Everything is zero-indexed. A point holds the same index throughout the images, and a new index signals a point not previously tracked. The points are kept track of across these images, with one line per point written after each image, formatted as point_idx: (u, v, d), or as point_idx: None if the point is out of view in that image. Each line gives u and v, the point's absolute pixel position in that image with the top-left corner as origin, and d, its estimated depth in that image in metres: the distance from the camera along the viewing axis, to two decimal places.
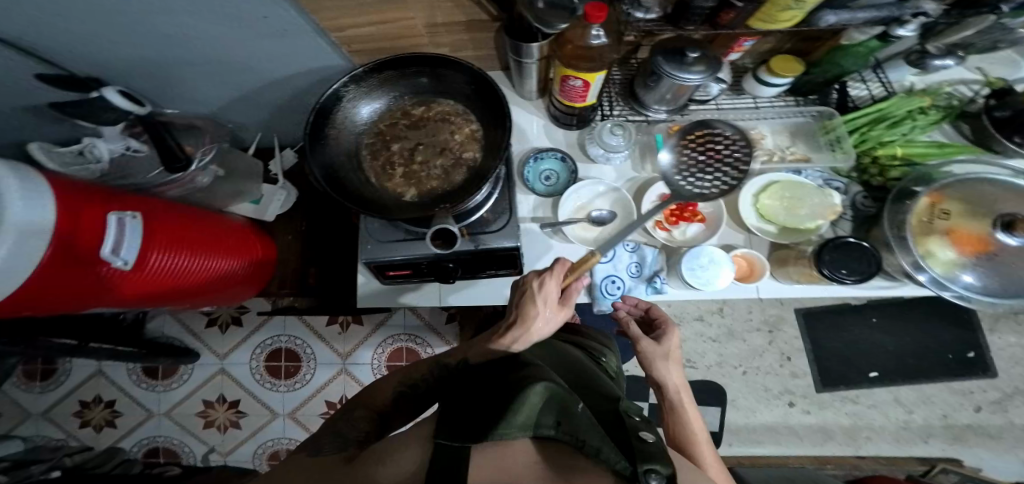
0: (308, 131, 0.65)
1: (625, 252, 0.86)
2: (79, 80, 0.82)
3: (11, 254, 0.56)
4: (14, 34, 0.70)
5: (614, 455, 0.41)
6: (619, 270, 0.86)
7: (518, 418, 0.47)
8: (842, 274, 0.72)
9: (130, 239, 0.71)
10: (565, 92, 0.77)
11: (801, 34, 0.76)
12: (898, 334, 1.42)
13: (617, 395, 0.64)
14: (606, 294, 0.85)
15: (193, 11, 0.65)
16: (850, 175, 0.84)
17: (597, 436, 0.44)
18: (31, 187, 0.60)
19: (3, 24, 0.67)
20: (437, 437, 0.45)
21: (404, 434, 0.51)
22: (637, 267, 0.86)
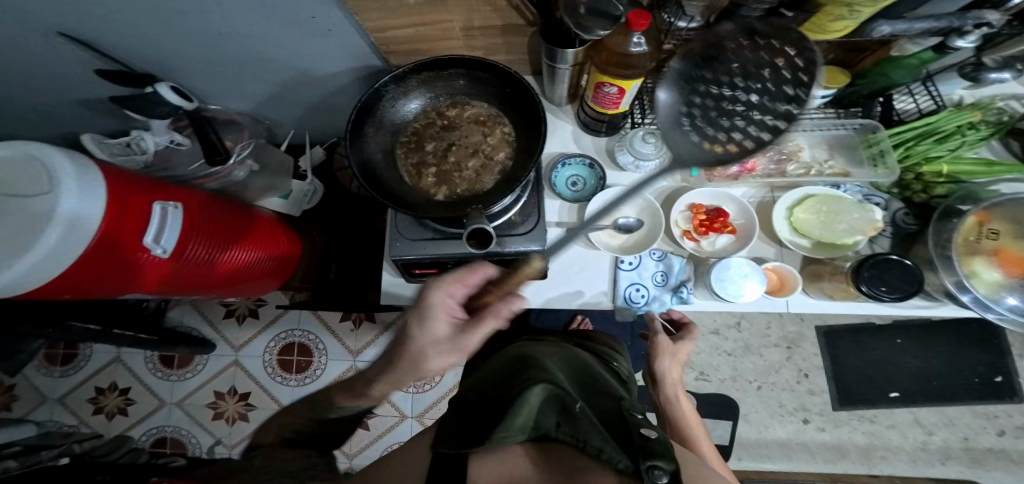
0: (349, 128, 0.67)
1: (651, 260, 0.85)
2: (136, 76, 0.87)
3: (60, 242, 0.63)
4: (73, 24, 0.73)
5: (615, 455, 0.45)
6: (644, 278, 0.84)
7: (518, 422, 0.50)
8: (881, 291, 0.71)
9: (170, 228, 0.80)
10: (598, 98, 0.78)
11: (846, 45, 0.75)
12: (922, 354, 1.39)
13: (619, 394, 0.65)
14: (630, 301, 0.83)
15: (245, 9, 0.67)
16: (891, 191, 0.83)
17: (597, 436, 0.47)
18: (85, 179, 0.68)
19: (65, 16, 0.71)
20: (438, 447, 0.49)
21: (411, 446, 0.54)
22: (662, 277, 0.85)
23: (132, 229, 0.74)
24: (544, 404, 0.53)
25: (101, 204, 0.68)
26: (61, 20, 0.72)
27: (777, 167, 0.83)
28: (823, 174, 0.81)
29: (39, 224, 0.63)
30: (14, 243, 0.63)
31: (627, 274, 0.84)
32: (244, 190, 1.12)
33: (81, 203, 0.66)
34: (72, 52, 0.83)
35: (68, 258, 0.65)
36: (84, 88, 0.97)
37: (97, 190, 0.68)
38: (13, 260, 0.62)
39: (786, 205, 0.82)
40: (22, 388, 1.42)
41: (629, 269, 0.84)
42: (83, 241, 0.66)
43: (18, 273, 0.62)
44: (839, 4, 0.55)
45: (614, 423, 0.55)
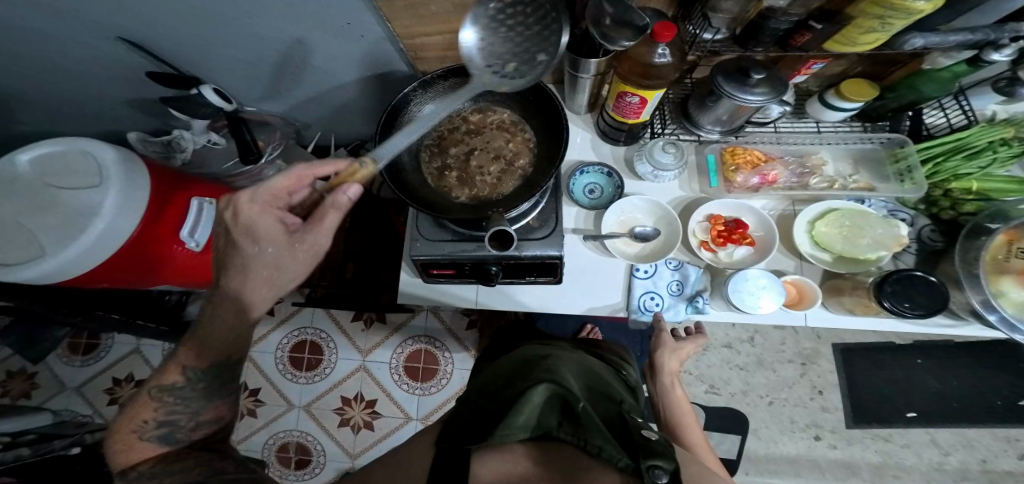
0: (378, 130, 0.70)
1: (667, 269, 0.84)
2: (180, 78, 0.91)
3: (102, 236, 0.76)
4: (128, 24, 0.78)
5: (615, 453, 0.46)
6: (659, 286, 0.83)
7: (520, 420, 0.51)
8: (905, 307, 0.70)
9: (202, 223, 0.90)
10: (618, 108, 0.78)
11: (877, 57, 0.75)
12: (939, 373, 1.36)
13: (620, 397, 0.66)
14: (643, 309, 0.82)
15: (288, 14, 0.72)
16: (918, 207, 0.82)
17: (598, 434, 0.49)
18: (131, 183, 0.81)
19: (123, 16, 0.76)
20: (439, 443, 0.52)
21: (417, 445, 0.56)
22: (679, 286, 0.84)
23: (168, 227, 0.86)
24: (547, 402, 0.54)
25: (143, 206, 0.81)
26: (117, 20, 0.77)
27: (800, 179, 0.85)
28: (847, 188, 0.82)
29: (88, 219, 0.76)
30: (62, 232, 0.75)
31: (641, 281, 0.83)
32: None
33: (126, 205, 0.78)
34: (115, 50, 0.86)
35: (107, 250, 0.77)
36: (122, 87, 1.00)
37: (137, 194, 0.80)
38: (63, 247, 0.74)
39: (808, 218, 0.81)
40: (42, 375, 1.45)
41: (644, 277, 0.83)
42: (121, 235, 0.78)
43: (65, 259, 0.73)
44: (870, 16, 0.55)
45: (615, 424, 0.57)
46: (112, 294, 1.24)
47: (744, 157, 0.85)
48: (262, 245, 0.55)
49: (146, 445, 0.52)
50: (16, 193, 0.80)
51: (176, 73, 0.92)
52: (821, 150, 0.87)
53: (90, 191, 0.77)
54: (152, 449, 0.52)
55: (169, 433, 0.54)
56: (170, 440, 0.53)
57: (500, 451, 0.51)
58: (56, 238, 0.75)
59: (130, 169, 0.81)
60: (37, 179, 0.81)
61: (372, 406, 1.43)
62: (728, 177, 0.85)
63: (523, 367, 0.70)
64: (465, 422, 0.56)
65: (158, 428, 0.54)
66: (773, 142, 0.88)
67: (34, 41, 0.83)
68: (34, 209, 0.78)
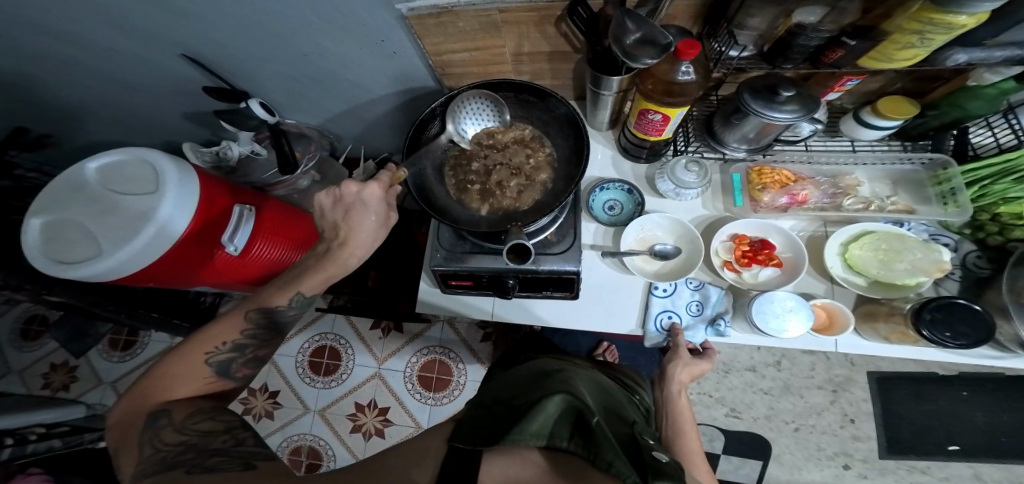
0: (406, 143, 0.72)
1: (687, 288, 0.82)
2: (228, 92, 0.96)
3: (151, 243, 0.79)
4: (181, 42, 0.83)
5: (625, 469, 0.43)
6: (678, 306, 0.81)
7: (532, 428, 0.50)
8: (945, 336, 0.66)
9: (241, 230, 0.92)
10: (640, 125, 0.78)
11: (916, 74, 0.72)
12: (984, 406, 1.28)
13: (632, 419, 0.65)
14: (656, 326, 0.80)
15: (329, 32, 0.76)
16: (962, 232, 0.77)
17: (609, 449, 0.46)
18: (186, 190, 0.83)
19: (176, 35, 0.81)
20: (454, 441, 0.52)
21: (427, 444, 0.56)
22: (697, 308, 0.81)
23: (213, 227, 0.89)
24: (560, 413, 0.53)
25: (190, 211, 0.84)
26: (171, 38, 0.82)
27: (832, 200, 0.82)
28: (883, 210, 0.79)
29: (143, 223, 0.79)
30: (123, 234, 0.79)
31: (656, 302, 0.81)
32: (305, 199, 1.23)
33: (175, 210, 0.81)
34: (164, 64, 0.91)
35: (153, 255, 0.80)
36: (170, 99, 1.05)
37: (188, 201, 0.83)
38: (116, 250, 0.78)
39: (840, 239, 0.78)
40: (82, 369, 1.50)
41: (662, 296, 0.81)
42: (169, 242, 0.82)
43: (119, 259, 0.77)
44: (909, 31, 0.54)
45: (627, 444, 0.55)
46: (152, 294, 1.29)
47: (772, 177, 0.83)
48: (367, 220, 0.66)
49: (205, 370, 0.62)
50: (83, 197, 0.85)
51: (228, 87, 0.96)
52: (856, 170, 0.84)
53: (147, 197, 0.81)
54: (203, 376, 0.62)
55: (225, 365, 0.64)
56: (221, 372, 0.63)
57: (510, 455, 0.50)
58: (114, 241, 0.79)
59: (181, 176, 0.84)
60: (95, 184, 0.85)
61: (384, 414, 1.44)
62: (754, 196, 0.83)
63: (535, 378, 0.69)
64: (477, 423, 0.57)
65: (224, 355, 0.64)
66: (803, 161, 0.85)
67: (92, 55, 0.88)
68: (94, 211, 0.83)
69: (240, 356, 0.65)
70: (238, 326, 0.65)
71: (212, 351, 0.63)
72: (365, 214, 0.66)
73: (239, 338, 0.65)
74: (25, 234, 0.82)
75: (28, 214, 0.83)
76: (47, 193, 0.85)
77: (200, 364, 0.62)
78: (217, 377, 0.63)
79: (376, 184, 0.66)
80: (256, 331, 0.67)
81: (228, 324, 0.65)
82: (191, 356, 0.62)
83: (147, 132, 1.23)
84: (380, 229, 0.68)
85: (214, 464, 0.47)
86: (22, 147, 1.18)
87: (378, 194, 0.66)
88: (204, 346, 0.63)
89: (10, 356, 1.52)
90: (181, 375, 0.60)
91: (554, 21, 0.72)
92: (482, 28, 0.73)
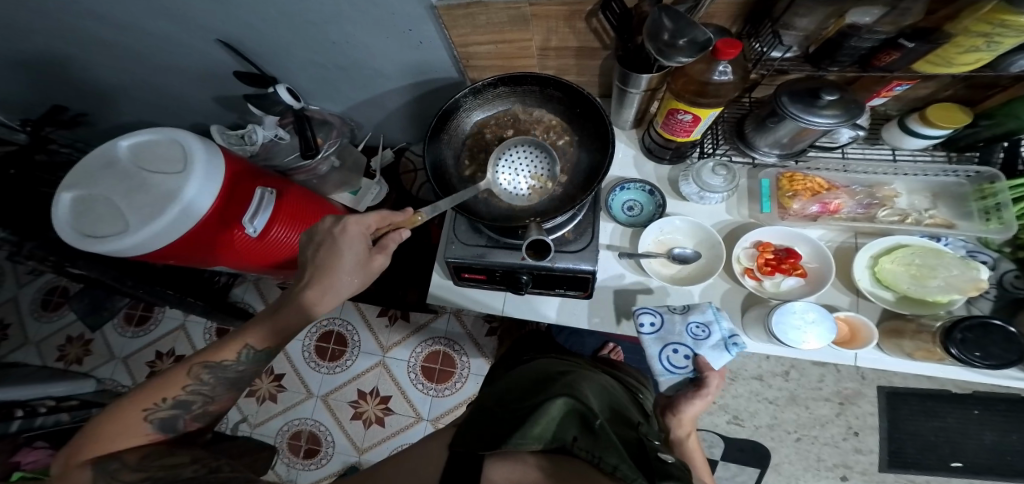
0: (429, 132, 0.72)
1: (675, 316, 0.73)
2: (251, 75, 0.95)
3: (173, 223, 0.79)
4: (208, 24, 0.82)
5: (630, 473, 0.44)
6: (681, 337, 0.70)
7: (535, 432, 0.50)
8: (974, 357, 0.64)
9: (263, 213, 0.91)
10: (668, 125, 0.76)
11: (971, 80, 0.70)
12: (998, 429, 1.25)
13: (638, 420, 0.65)
14: (669, 367, 0.69)
15: (356, 19, 0.75)
16: (1001, 250, 0.76)
17: (615, 453, 0.47)
18: (211, 172, 0.83)
19: (205, 17, 0.80)
20: (455, 447, 0.53)
21: (423, 453, 0.57)
22: (703, 331, 0.71)
23: (235, 209, 0.88)
24: (564, 415, 0.53)
25: (214, 195, 0.83)
26: (200, 20, 0.81)
27: (866, 210, 0.80)
28: (920, 224, 0.77)
29: (168, 202, 0.79)
30: (145, 215, 0.80)
31: (655, 341, 0.71)
32: (321, 184, 1.23)
33: (201, 192, 0.81)
34: (192, 47, 0.91)
35: (174, 235, 0.80)
36: (196, 82, 1.05)
37: (212, 183, 0.83)
38: (138, 229, 0.78)
39: (871, 252, 0.76)
40: (96, 343, 1.52)
41: (654, 334, 0.71)
42: (190, 223, 0.81)
43: (138, 240, 0.77)
44: (976, 34, 0.52)
45: (633, 445, 0.55)
46: (168, 273, 1.30)
47: (804, 184, 0.81)
48: (343, 267, 0.64)
49: (144, 428, 0.56)
50: (111, 172, 0.85)
51: (258, 72, 0.95)
52: (894, 181, 0.82)
53: (173, 177, 0.81)
54: (143, 433, 0.56)
55: (169, 421, 0.58)
56: (164, 428, 0.58)
57: (512, 459, 0.50)
58: (139, 220, 0.80)
59: (209, 158, 0.84)
60: (127, 162, 0.85)
61: (385, 403, 1.44)
62: (784, 203, 0.81)
63: (541, 379, 0.69)
64: (483, 428, 0.57)
65: (166, 411, 0.58)
66: (838, 170, 0.83)
67: (122, 35, 0.88)
68: (122, 187, 0.83)
69: (185, 412, 0.60)
70: (182, 380, 0.59)
71: (151, 408, 0.57)
72: (345, 252, 0.64)
73: (182, 394, 0.59)
74: (55, 209, 0.83)
75: (58, 190, 0.84)
76: (79, 169, 0.85)
77: (138, 423, 0.56)
78: (160, 434, 0.57)
79: (354, 222, 0.65)
80: (205, 386, 0.62)
81: (173, 375, 0.59)
82: (127, 411, 0.55)
83: (168, 112, 1.23)
84: (363, 268, 0.66)
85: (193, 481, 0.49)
86: (54, 124, 1.20)
87: (357, 232, 0.65)
88: (143, 401, 0.56)
89: (29, 326, 1.54)
90: (116, 432, 0.53)
91: (585, 16, 0.70)
92: (511, 20, 0.71)
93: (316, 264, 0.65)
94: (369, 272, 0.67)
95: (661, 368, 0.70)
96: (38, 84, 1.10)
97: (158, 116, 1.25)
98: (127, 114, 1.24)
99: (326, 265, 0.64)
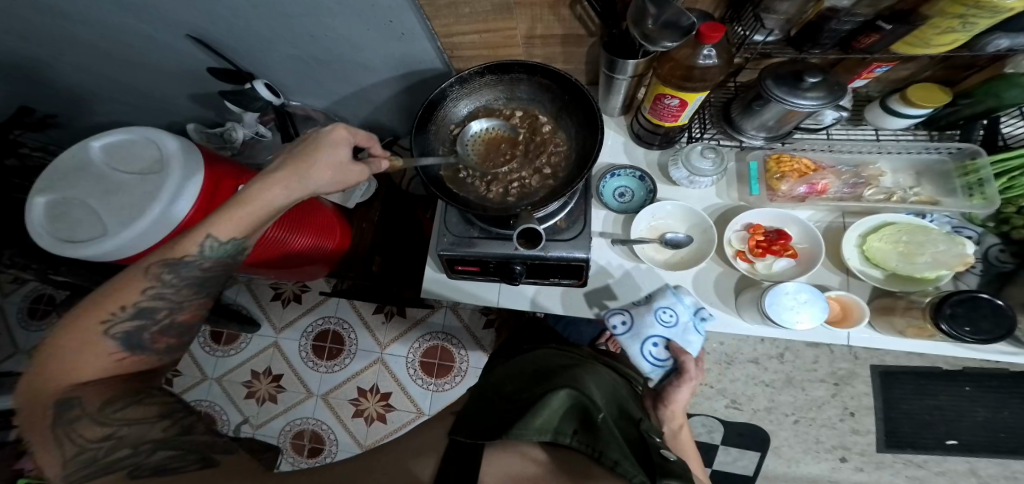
0: (416, 123, 0.72)
1: (640, 309, 0.75)
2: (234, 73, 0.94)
3: (157, 221, 0.78)
4: (186, 22, 0.81)
5: (631, 470, 0.45)
6: (654, 328, 0.73)
7: (536, 423, 0.51)
8: (965, 331, 0.64)
9: None
10: (656, 110, 0.76)
11: (950, 61, 0.71)
12: (991, 404, 1.27)
13: (640, 414, 0.65)
14: (653, 362, 0.73)
15: (336, 11, 0.74)
16: (986, 224, 0.76)
17: (616, 449, 0.48)
18: (188, 173, 0.81)
19: (185, 16, 0.79)
20: (455, 434, 0.53)
21: (417, 443, 0.56)
22: (671, 315, 0.73)
23: (218, 206, 0.87)
24: (564, 408, 0.54)
25: (193, 201, 0.82)
26: (179, 19, 0.80)
27: (853, 190, 0.80)
28: (908, 201, 0.77)
29: (148, 205, 0.78)
30: (128, 215, 0.79)
31: (629, 339, 0.74)
32: None
33: (179, 194, 0.80)
34: (169, 45, 0.89)
35: (156, 235, 0.79)
36: (175, 80, 1.03)
37: (189, 186, 0.81)
38: (119, 230, 0.77)
39: (859, 231, 0.76)
40: None
41: (626, 332, 0.74)
42: (172, 224, 0.80)
43: (120, 241, 0.76)
44: (952, 16, 0.51)
45: (635, 443, 0.56)
46: None
47: (792, 166, 0.80)
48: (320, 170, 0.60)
49: (107, 345, 0.50)
50: (89, 176, 0.83)
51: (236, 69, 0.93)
52: (880, 160, 0.81)
53: (157, 180, 0.80)
54: (109, 352, 0.50)
55: (134, 336, 0.52)
56: (132, 346, 0.52)
57: (513, 452, 0.52)
58: (120, 220, 0.78)
59: (186, 165, 0.82)
60: (106, 165, 0.83)
61: (386, 399, 1.44)
62: (772, 185, 0.81)
63: (539, 371, 0.69)
64: (482, 418, 0.57)
65: (127, 324, 0.52)
66: (825, 150, 0.83)
67: (97, 34, 0.86)
68: (103, 190, 0.81)
69: (151, 323, 0.54)
70: (137, 286, 0.54)
71: (109, 320, 0.51)
72: (326, 149, 0.60)
73: (142, 300, 0.54)
74: (31, 212, 0.82)
75: (33, 194, 0.82)
76: (49, 173, 0.84)
77: (98, 338, 0.50)
78: (127, 352, 0.52)
79: (344, 127, 0.63)
80: (169, 289, 0.56)
81: (127, 287, 0.53)
82: (82, 326, 0.49)
83: (147, 112, 1.20)
84: (341, 172, 0.62)
85: (163, 462, 0.47)
86: (27, 127, 1.17)
87: (346, 138, 0.62)
88: (96, 312, 0.50)
89: (19, 336, 1.53)
90: (76, 350, 0.48)
91: (568, 3, 0.69)
92: (494, 9, 0.71)
93: (291, 156, 0.60)
94: (347, 176, 0.63)
95: (644, 363, 0.73)
96: (10, 86, 1.07)
97: (136, 115, 1.22)
98: (105, 115, 1.22)
99: (301, 157, 0.60)
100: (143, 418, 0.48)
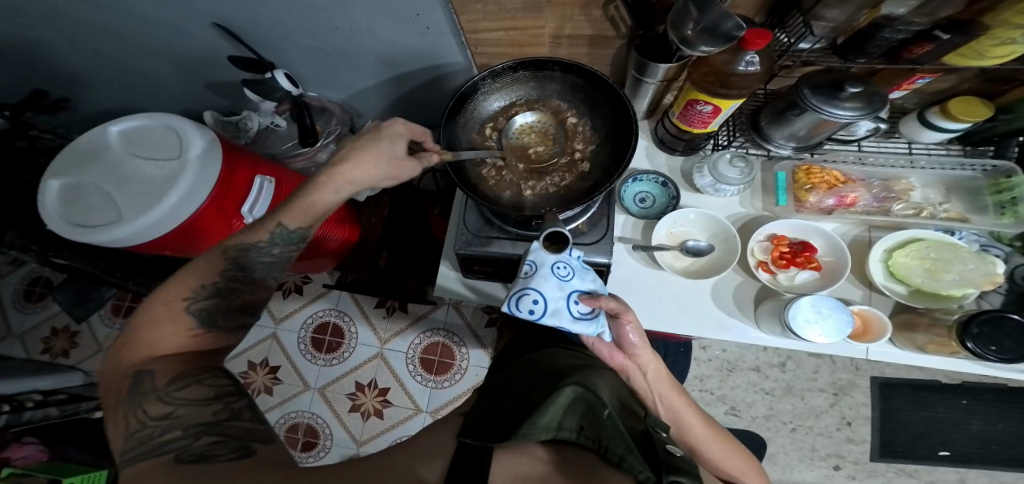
0: (445, 115, 0.70)
1: (532, 280, 0.61)
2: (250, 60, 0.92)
3: (173, 209, 0.76)
4: (208, 8, 0.79)
5: (636, 465, 0.46)
6: (560, 290, 0.61)
7: (542, 421, 0.52)
8: (990, 350, 0.64)
9: (263, 198, 0.90)
10: (685, 116, 0.75)
11: (991, 74, 0.71)
12: (986, 418, 1.29)
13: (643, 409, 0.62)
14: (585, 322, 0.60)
15: (364, 3, 0.73)
16: (1012, 243, 0.77)
17: (620, 443, 0.49)
18: (207, 157, 0.80)
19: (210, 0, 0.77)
20: (461, 436, 0.52)
21: (428, 445, 0.54)
22: (566, 268, 0.62)
23: (232, 197, 0.85)
24: (569, 404, 0.55)
25: (210, 191, 0.80)
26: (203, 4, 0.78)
27: (881, 204, 0.80)
28: (936, 217, 0.77)
29: (165, 193, 0.76)
30: (145, 201, 0.77)
31: (552, 319, 0.61)
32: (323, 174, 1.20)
33: (195, 181, 0.78)
34: (188, 30, 0.87)
35: (171, 223, 0.78)
36: (189, 65, 1.01)
37: (206, 174, 0.79)
38: (135, 217, 0.75)
39: (886, 245, 0.76)
40: (82, 335, 1.47)
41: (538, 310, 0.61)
42: (187, 212, 0.78)
43: (135, 229, 0.75)
44: (1013, 25, 0.52)
45: (639, 438, 0.55)
46: (160, 262, 1.26)
47: (820, 177, 0.81)
48: (375, 165, 0.62)
49: (187, 323, 0.54)
50: (101, 161, 0.81)
51: (255, 57, 0.91)
52: (911, 175, 0.82)
53: (172, 165, 0.79)
54: (185, 326, 0.54)
55: (209, 315, 0.56)
56: (208, 324, 0.56)
57: (520, 451, 0.52)
58: (135, 207, 0.77)
59: (202, 147, 0.80)
60: (124, 150, 0.82)
61: (384, 394, 1.43)
62: (800, 196, 0.81)
63: (546, 372, 0.68)
64: (491, 417, 0.57)
65: (205, 302, 0.56)
66: (855, 163, 0.83)
67: (112, 17, 0.84)
68: (116, 175, 0.80)
69: (223, 303, 0.58)
70: (215, 268, 0.58)
71: (190, 299, 0.55)
72: (383, 142, 0.62)
73: (219, 280, 0.58)
74: (42, 196, 0.79)
75: (46, 177, 0.80)
76: (65, 156, 0.82)
77: (181, 313, 0.54)
78: (203, 329, 0.55)
79: (402, 122, 0.64)
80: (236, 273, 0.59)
81: (205, 265, 0.58)
82: (165, 305, 0.54)
83: (156, 97, 1.17)
84: (395, 166, 0.63)
85: (205, 448, 0.43)
86: (38, 109, 1.15)
87: (404, 133, 0.64)
88: (179, 291, 0.55)
89: (13, 319, 1.50)
90: (162, 325, 0.53)
91: (601, 4, 0.68)
92: (525, 7, 0.69)
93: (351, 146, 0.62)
94: (401, 170, 0.63)
95: (581, 329, 0.60)
96: (17, 64, 1.04)
97: (147, 100, 1.20)
98: (112, 99, 1.19)
99: (360, 148, 0.62)
100: (198, 399, 0.47)
